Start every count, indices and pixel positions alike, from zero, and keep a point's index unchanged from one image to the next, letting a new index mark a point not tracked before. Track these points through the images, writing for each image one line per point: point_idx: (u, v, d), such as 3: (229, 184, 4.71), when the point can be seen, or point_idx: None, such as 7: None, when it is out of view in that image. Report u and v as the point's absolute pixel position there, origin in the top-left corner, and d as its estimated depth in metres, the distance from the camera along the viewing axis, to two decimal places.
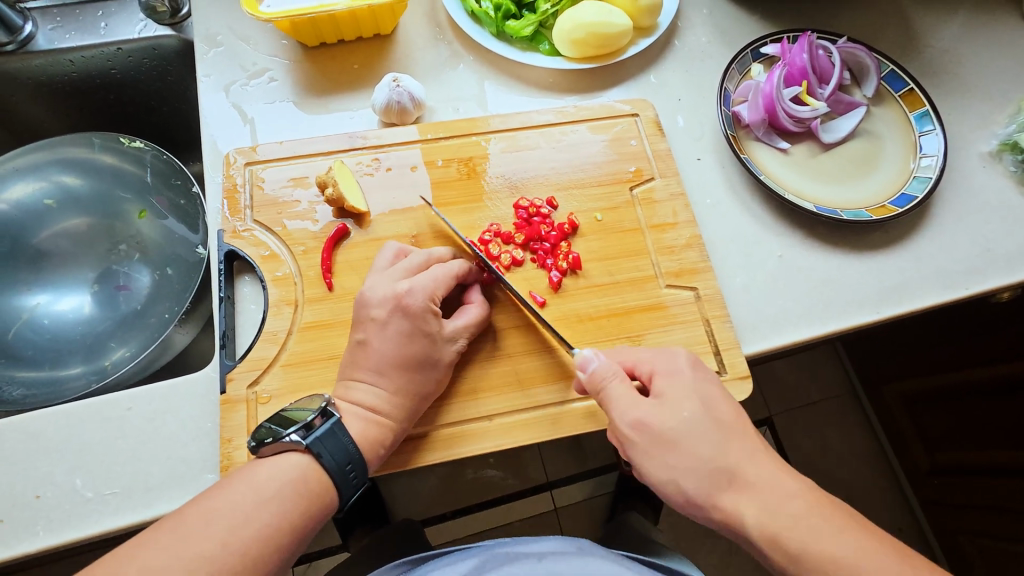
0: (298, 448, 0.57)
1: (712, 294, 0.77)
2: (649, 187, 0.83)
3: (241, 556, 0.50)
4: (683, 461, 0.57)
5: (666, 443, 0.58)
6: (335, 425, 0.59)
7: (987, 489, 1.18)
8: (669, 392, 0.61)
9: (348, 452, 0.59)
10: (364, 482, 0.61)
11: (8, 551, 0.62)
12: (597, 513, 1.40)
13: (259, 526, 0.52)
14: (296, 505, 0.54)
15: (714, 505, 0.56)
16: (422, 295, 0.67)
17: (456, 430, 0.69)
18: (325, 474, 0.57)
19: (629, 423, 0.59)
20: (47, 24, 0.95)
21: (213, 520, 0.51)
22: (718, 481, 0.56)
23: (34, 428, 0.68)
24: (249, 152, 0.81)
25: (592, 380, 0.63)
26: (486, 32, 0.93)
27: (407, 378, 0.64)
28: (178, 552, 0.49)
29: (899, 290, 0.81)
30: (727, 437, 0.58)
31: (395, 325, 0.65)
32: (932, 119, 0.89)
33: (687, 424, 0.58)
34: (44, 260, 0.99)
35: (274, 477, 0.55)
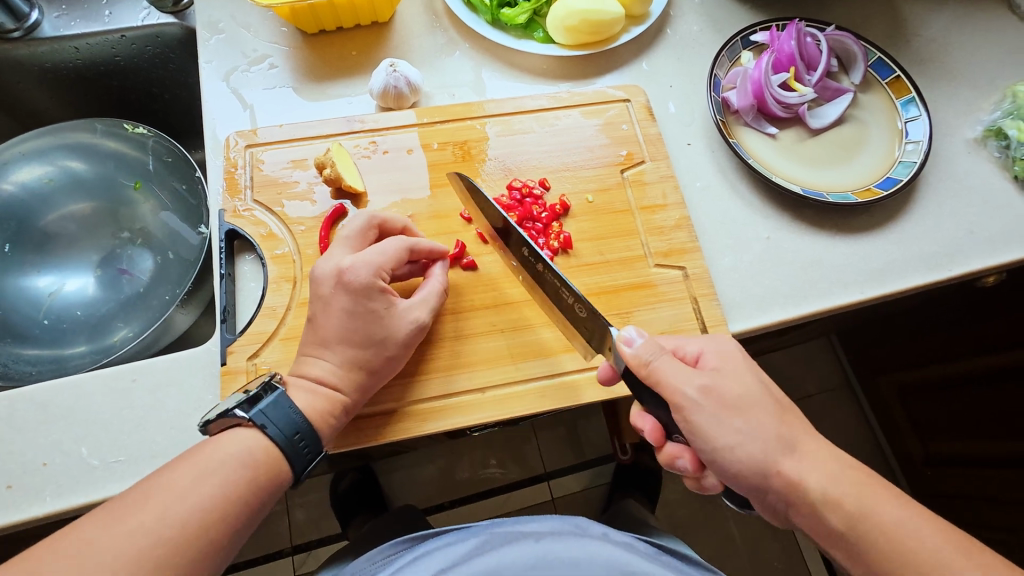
0: (242, 422, 0.60)
1: (700, 273, 0.80)
2: (640, 170, 0.86)
3: (190, 526, 0.52)
4: (749, 428, 0.57)
5: (732, 410, 0.57)
6: (279, 398, 0.62)
7: (980, 477, 1.20)
8: (725, 366, 0.61)
9: (292, 423, 0.61)
10: (317, 452, 0.62)
11: (16, 515, 0.64)
12: (594, 501, 1.42)
13: (206, 497, 0.54)
14: (243, 476, 0.57)
15: (779, 472, 0.56)
16: (366, 269, 0.67)
17: (444, 403, 0.71)
18: (273, 445, 0.60)
19: (694, 392, 0.57)
20: (53, 12, 0.96)
21: (158, 495, 0.53)
22: (782, 445, 0.57)
23: (40, 399, 0.70)
24: (250, 135, 0.83)
25: (637, 356, 0.58)
26: (481, 20, 0.95)
27: (355, 352, 0.66)
28: (146, 523, 0.51)
29: (885, 271, 0.83)
30: (772, 400, 0.59)
31: (338, 302, 0.66)
32: (918, 105, 0.91)
33: (750, 392, 0.59)
34: (50, 242, 1.01)
35: (220, 452, 0.57)
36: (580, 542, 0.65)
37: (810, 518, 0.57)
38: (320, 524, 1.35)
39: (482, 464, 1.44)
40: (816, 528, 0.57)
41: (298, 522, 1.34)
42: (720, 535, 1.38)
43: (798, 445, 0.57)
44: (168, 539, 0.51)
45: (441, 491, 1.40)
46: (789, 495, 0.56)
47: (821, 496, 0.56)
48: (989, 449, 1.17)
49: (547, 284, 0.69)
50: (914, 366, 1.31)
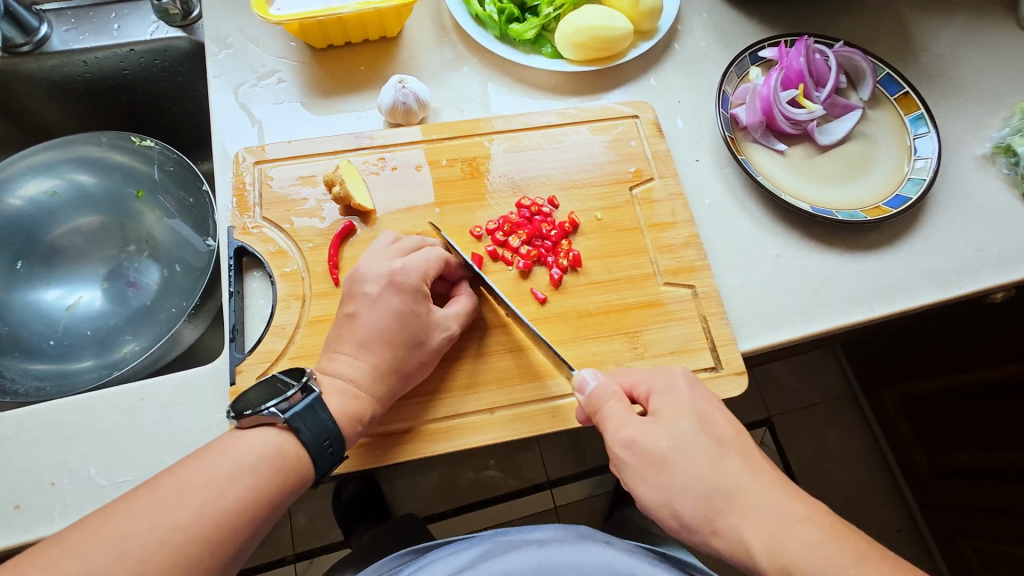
0: (276, 422, 0.59)
1: (709, 291, 0.79)
2: (648, 187, 0.85)
3: (218, 525, 0.52)
4: (677, 483, 0.55)
5: (660, 463, 0.56)
6: (314, 402, 0.61)
7: (986, 490, 1.20)
8: (665, 409, 0.60)
9: (326, 428, 0.60)
10: (342, 457, 0.62)
11: (25, 536, 0.64)
12: (598, 513, 1.42)
13: (233, 498, 0.53)
14: (272, 478, 0.56)
15: (715, 531, 0.53)
16: (415, 272, 0.69)
17: (452, 424, 0.71)
18: (303, 448, 0.59)
19: (624, 444, 0.58)
20: (62, 25, 0.97)
21: (189, 489, 0.52)
22: (716, 503, 0.54)
23: (50, 418, 0.70)
24: (258, 151, 0.83)
25: (590, 400, 0.63)
26: (489, 34, 0.94)
27: (394, 354, 0.66)
28: (177, 520, 0.50)
29: (894, 289, 0.83)
30: (708, 445, 0.56)
31: (386, 301, 0.67)
32: (927, 122, 0.90)
33: (682, 443, 0.57)
34: (58, 256, 1.01)
35: (252, 451, 0.57)
36: (583, 548, 0.65)
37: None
38: (323, 535, 1.34)
39: (484, 474, 1.43)
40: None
41: (301, 533, 1.34)
42: None
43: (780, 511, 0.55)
44: (197, 540, 0.50)
45: (444, 501, 1.40)
46: (735, 555, 0.53)
47: (768, 557, 0.50)
48: (995, 462, 1.17)
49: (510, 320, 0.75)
50: (920, 379, 1.30)
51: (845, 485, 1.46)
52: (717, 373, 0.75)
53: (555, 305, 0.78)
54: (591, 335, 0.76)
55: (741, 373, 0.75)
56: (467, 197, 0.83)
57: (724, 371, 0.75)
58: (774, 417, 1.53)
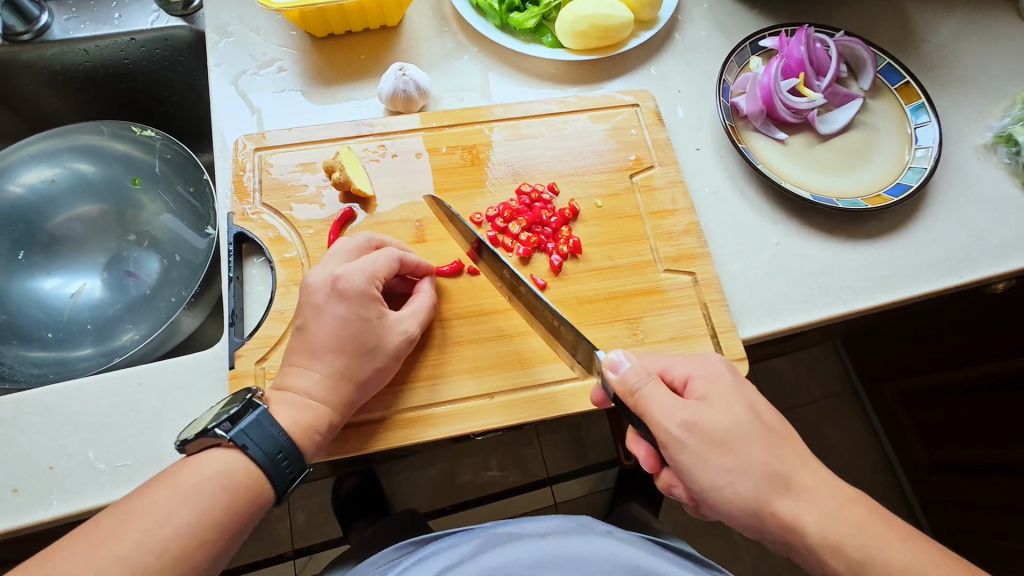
0: (223, 442, 0.57)
1: (710, 279, 0.79)
2: (649, 175, 0.85)
3: (165, 554, 0.50)
4: (739, 466, 0.55)
5: (719, 446, 0.56)
6: (261, 416, 0.59)
7: (986, 484, 1.19)
8: (712, 393, 0.59)
9: (276, 442, 0.59)
10: (301, 471, 0.60)
11: (22, 519, 0.64)
12: (597, 508, 1.41)
13: (194, 514, 0.53)
14: (221, 499, 0.54)
15: (772, 511, 0.55)
16: (362, 276, 0.67)
17: (427, 412, 0.71)
18: (254, 466, 0.57)
19: (679, 425, 0.56)
20: (63, 14, 0.97)
21: (133, 520, 0.51)
22: (774, 485, 0.55)
23: (49, 402, 0.69)
24: (258, 138, 0.83)
25: (624, 382, 0.59)
26: (489, 24, 0.94)
27: (346, 361, 0.65)
28: (136, 541, 0.50)
29: (894, 277, 0.83)
30: (761, 429, 0.57)
31: (331, 310, 0.66)
32: (927, 111, 0.90)
33: (739, 426, 0.57)
34: (58, 244, 1.01)
35: (209, 467, 0.55)
36: (583, 538, 0.65)
37: (811, 559, 0.55)
38: (322, 529, 1.34)
39: (482, 469, 1.43)
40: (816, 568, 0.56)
41: (300, 526, 1.34)
42: (725, 542, 1.36)
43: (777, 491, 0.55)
44: (161, 557, 0.50)
45: (443, 496, 1.40)
46: (786, 535, 0.55)
47: (819, 537, 0.54)
48: (994, 455, 1.17)
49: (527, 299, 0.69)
50: (920, 373, 1.30)
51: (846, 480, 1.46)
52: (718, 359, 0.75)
53: (555, 291, 0.77)
54: (591, 321, 0.76)
55: (742, 359, 0.75)
56: (467, 184, 0.83)
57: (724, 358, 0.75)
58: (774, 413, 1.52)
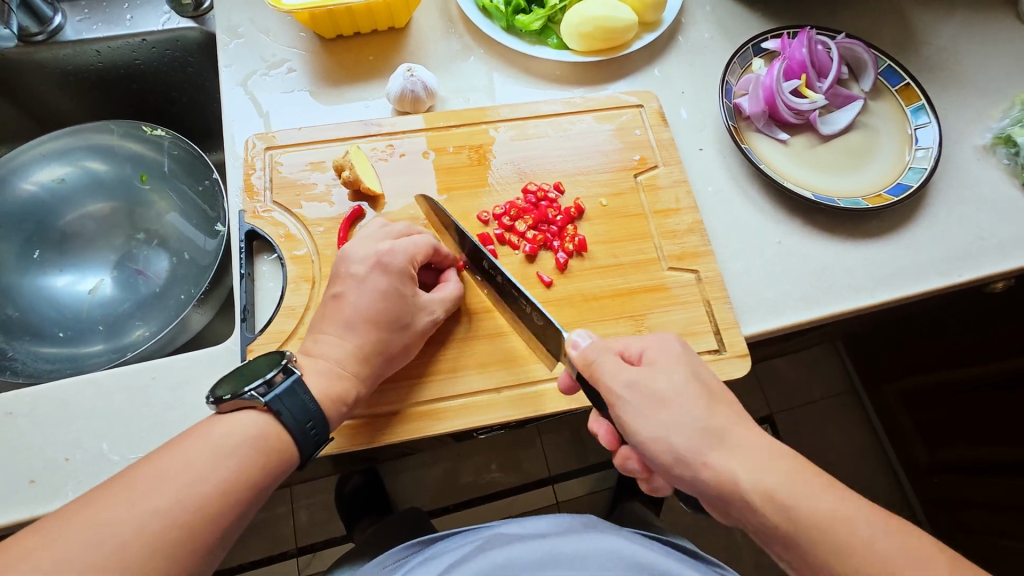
0: (257, 405, 0.59)
1: (712, 277, 0.81)
2: (653, 174, 0.87)
3: (202, 510, 0.52)
4: (674, 419, 0.56)
5: (656, 404, 0.57)
6: (295, 383, 0.61)
7: (986, 485, 1.21)
8: (660, 360, 0.60)
9: (308, 411, 0.61)
10: (326, 439, 0.63)
11: (38, 510, 0.65)
12: (599, 506, 1.42)
13: (216, 481, 0.53)
14: (254, 460, 0.56)
15: (704, 465, 0.54)
16: (403, 255, 0.70)
17: (438, 406, 0.72)
18: (286, 432, 0.59)
19: (621, 389, 0.58)
20: (76, 15, 0.98)
21: (168, 478, 0.52)
22: (708, 439, 0.55)
23: (64, 396, 0.71)
24: (269, 137, 0.85)
25: (583, 356, 0.61)
26: (496, 26, 0.96)
27: (379, 336, 0.67)
28: (157, 507, 0.50)
29: (895, 276, 0.84)
30: (697, 394, 0.57)
31: (373, 282, 0.68)
32: (928, 113, 0.92)
33: (680, 386, 0.57)
34: (69, 242, 1.03)
35: (232, 435, 0.57)
36: (580, 536, 0.65)
37: (750, 512, 0.53)
38: (326, 527, 1.35)
39: (484, 470, 1.44)
40: (757, 524, 0.53)
41: (304, 524, 1.35)
42: (726, 541, 1.37)
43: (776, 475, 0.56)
44: (179, 525, 0.50)
45: (446, 496, 1.41)
46: (720, 488, 0.53)
47: (753, 487, 0.52)
48: (994, 455, 1.18)
49: (505, 292, 0.72)
50: (921, 373, 1.31)
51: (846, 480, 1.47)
52: (721, 356, 0.76)
53: (561, 288, 0.79)
54: (596, 318, 0.77)
55: (744, 356, 0.76)
56: (473, 183, 0.85)
57: (727, 354, 0.76)
58: (775, 413, 1.54)
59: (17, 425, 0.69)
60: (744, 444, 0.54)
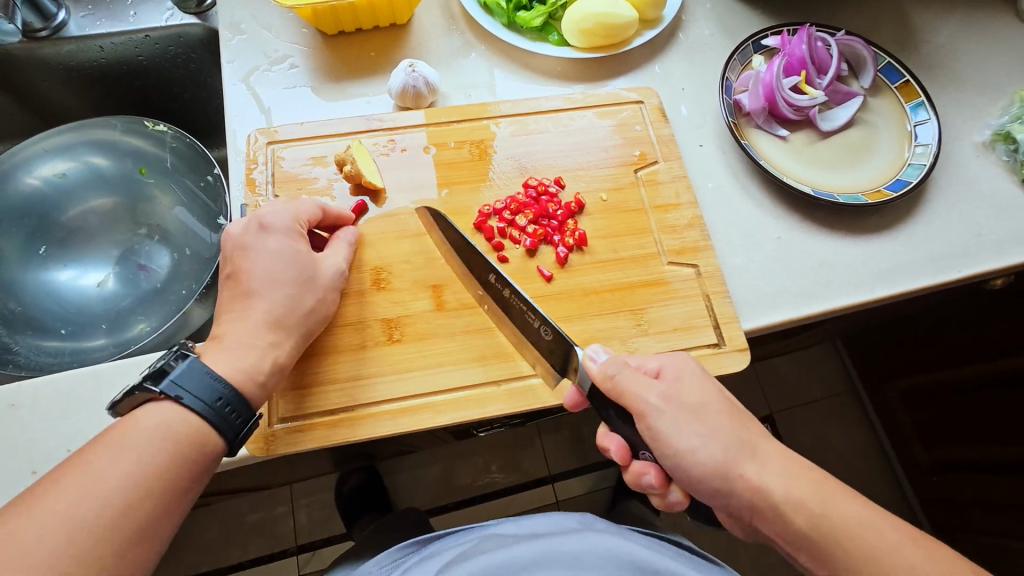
0: (154, 396, 0.57)
1: (712, 271, 0.81)
2: (653, 170, 0.87)
3: (112, 510, 0.50)
4: (709, 434, 0.58)
5: (693, 416, 0.59)
6: (192, 364, 0.59)
7: (986, 484, 1.21)
8: (683, 375, 0.63)
9: (214, 389, 0.59)
10: (251, 416, 0.61)
11: None
12: (599, 505, 1.43)
13: (140, 476, 0.52)
14: (164, 452, 0.54)
15: (740, 477, 0.57)
16: (282, 216, 0.71)
17: (398, 406, 0.71)
18: (194, 416, 0.57)
19: (655, 399, 0.60)
20: (79, 12, 0.99)
21: (73, 480, 0.50)
22: (742, 450, 0.58)
23: (66, 387, 0.71)
24: (271, 132, 0.85)
25: (602, 370, 0.63)
26: (497, 23, 0.96)
27: (290, 293, 0.68)
28: (86, 515, 0.49)
29: (894, 272, 0.84)
30: (725, 406, 0.61)
31: (272, 254, 0.69)
32: (927, 109, 0.92)
33: (708, 398, 0.61)
34: (73, 237, 1.03)
35: (139, 429, 0.55)
36: (580, 535, 0.66)
37: (777, 522, 0.56)
38: (325, 525, 1.35)
39: (484, 470, 1.44)
40: (780, 533, 0.57)
41: (304, 521, 1.35)
42: (725, 539, 1.38)
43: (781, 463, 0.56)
44: (115, 523, 0.50)
45: (445, 494, 1.41)
46: (755, 499, 0.57)
47: (782, 498, 0.56)
48: (993, 454, 1.18)
49: (512, 307, 0.72)
50: (921, 372, 1.31)
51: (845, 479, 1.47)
52: (720, 350, 0.77)
53: (561, 283, 0.79)
54: (596, 312, 0.78)
55: (743, 350, 0.76)
56: (474, 179, 0.85)
57: (726, 348, 0.77)
58: (775, 412, 1.54)
59: (19, 416, 0.70)
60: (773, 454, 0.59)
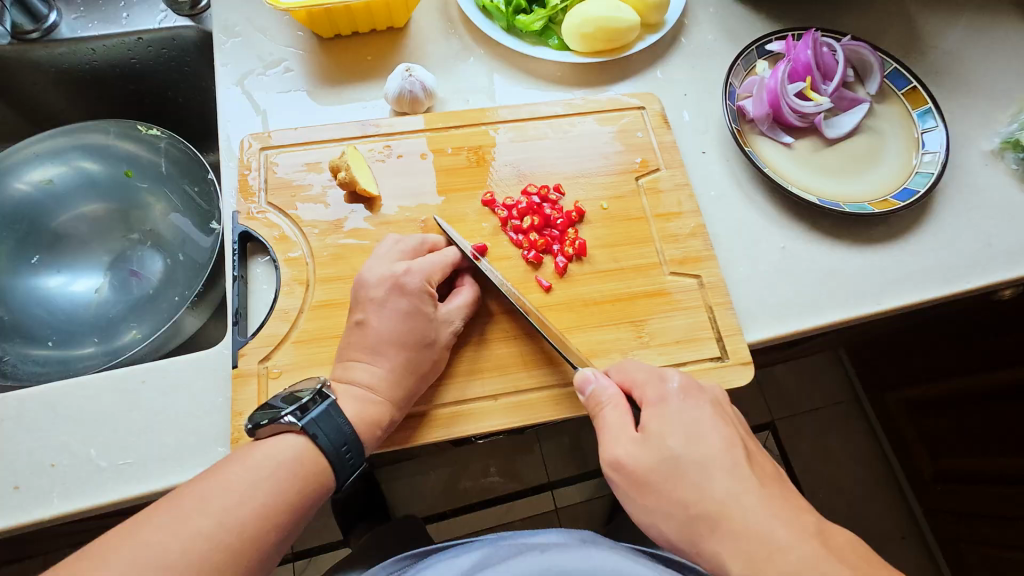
0: (294, 429, 0.58)
1: (715, 282, 0.79)
2: (655, 177, 0.85)
3: (232, 534, 0.50)
4: (662, 505, 0.55)
5: (647, 485, 0.55)
6: (330, 407, 0.60)
7: (991, 496, 1.19)
8: (653, 424, 0.58)
9: (343, 433, 0.59)
10: (361, 463, 0.61)
11: (23, 517, 0.63)
12: (597, 515, 1.39)
13: (258, 504, 0.52)
14: (291, 483, 0.55)
15: (694, 550, 0.53)
16: (417, 277, 0.69)
17: (447, 412, 0.70)
18: (322, 455, 0.58)
19: (610, 461, 0.58)
20: (71, 14, 0.97)
21: (211, 499, 0.51)
22: (699, 527, 0.53)
23: (51, 399, 0.69)
24: (264, 137, 0.83)
25: (592, 398, 0.63)
26: (496, 26, 0.95)
27: (409, 355, 0.66)
28: (200, 529, 0.49)
29: (902, 283, 0.82)
30: (701, 454, 0.55)
31: (394, 304, 0.67)
32: (935, 116, 0.90)
33: (672, 459, 0.55)
34: (63, 242, 1.01)
35: (270, 458, 0.55)
36: (583, 551, 0.63)
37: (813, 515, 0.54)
38: (321, 534, 1.33)
39: (482, 473, 1.42)
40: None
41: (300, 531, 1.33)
42: None
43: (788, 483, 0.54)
44: (221, 548, 0.49)
45: (444, 502, 1.39)
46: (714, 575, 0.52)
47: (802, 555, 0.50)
48: (998, 466, 1.16)
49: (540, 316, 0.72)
50: (925, 382, 1.29)
51: (847, 488, 1.45)
52: (723, 363, 0.75)
53: (560, 293, 0.77)
54: (596, 324, 0.76)
55: (747, 363, 0.74)
56: (471, 186, 0.83)
57: (730, 361, 0.75)
58: (777, 420, 1.52)
59: (5, 428, 0.68)
60: (745, 528, 0.51)
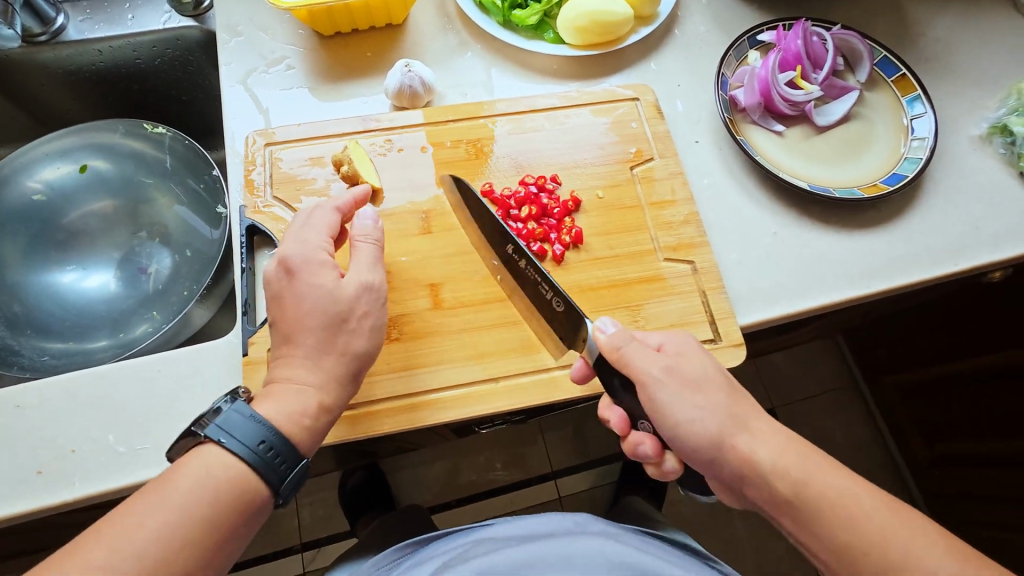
0: (203, 440, 0.55)
1: (708, 267, 0.81)
2: (648, 167, 0.87)
3: (223, 491, 0.53)
4: (710, 403, 0.59)
5: (694, 389, 0.60)
6: (236, 410, 0.57)
7: (984, 478, 1.21)
8: (686, 351, 0.63)
9: (256, 433, 0.56)
10: (294, 459, 0.58)
11: (46, 501, 0.67)
12: (600, 501, 1.43)
13: (249, 462, 0.55)
14: (282, 441, 0.57)
15: (733, 446, 0.58)
16: (315, 235, 0.68)
17: (448, 395, 0.73)
18: (242, 462, 0.55)
19: (656, 374, 0.60)
20: (78, 16, 1.00)
21: (205, 460, 0.54)
22: (737, 422, 0.59)
23: (70, 389, 0.72)
24: (269, 133, 0.86)
25: (610, 342, 0.63)
26: (493, 22, 0.97)
27: None
28: (192, 487, 0.52)
29: (891, 267, 0.84)
30: (712, 392, 0.60)
31: (301, 275, 0.65)
32: (923, 103, 0.92)
33: (706, 375, 0.61)
34: (74, 239, 1.04)
35: (259, 420, 0.57)
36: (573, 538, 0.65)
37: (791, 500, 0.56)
38: (329, 524, 1.36)
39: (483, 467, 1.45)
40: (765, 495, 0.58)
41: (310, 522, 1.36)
42: (725, 534, 1.39)
43: (752, 425, 0.59)
44: (217, 501, 0.53)
45: (448, 492, 1.42)
46: (742, 469, 0.58)
47: (791, 471, 0.57)
48: (995, 448, 1.17)
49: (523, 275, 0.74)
50: (917, 367, 1.31)
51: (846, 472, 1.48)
52: (716, 346, 0.77)
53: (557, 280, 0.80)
54: (594, 309, 0.78)
55: (739, 345, 0.77)
56: (469, 178, 0.85)
57: (722, 343, 0.77)
58: (776, 407, 1.55)
59: (29, 415, 0.71)
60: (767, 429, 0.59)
